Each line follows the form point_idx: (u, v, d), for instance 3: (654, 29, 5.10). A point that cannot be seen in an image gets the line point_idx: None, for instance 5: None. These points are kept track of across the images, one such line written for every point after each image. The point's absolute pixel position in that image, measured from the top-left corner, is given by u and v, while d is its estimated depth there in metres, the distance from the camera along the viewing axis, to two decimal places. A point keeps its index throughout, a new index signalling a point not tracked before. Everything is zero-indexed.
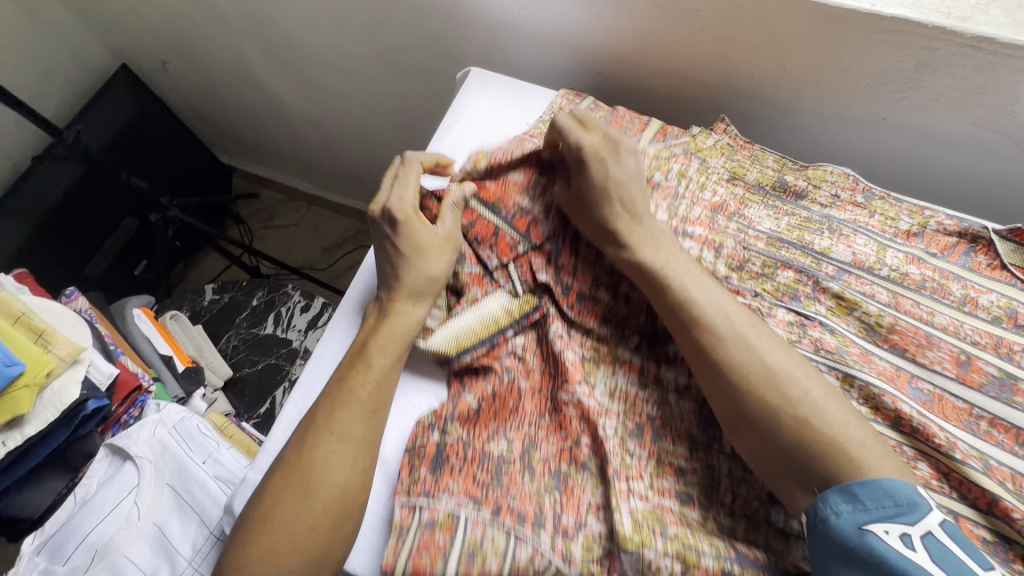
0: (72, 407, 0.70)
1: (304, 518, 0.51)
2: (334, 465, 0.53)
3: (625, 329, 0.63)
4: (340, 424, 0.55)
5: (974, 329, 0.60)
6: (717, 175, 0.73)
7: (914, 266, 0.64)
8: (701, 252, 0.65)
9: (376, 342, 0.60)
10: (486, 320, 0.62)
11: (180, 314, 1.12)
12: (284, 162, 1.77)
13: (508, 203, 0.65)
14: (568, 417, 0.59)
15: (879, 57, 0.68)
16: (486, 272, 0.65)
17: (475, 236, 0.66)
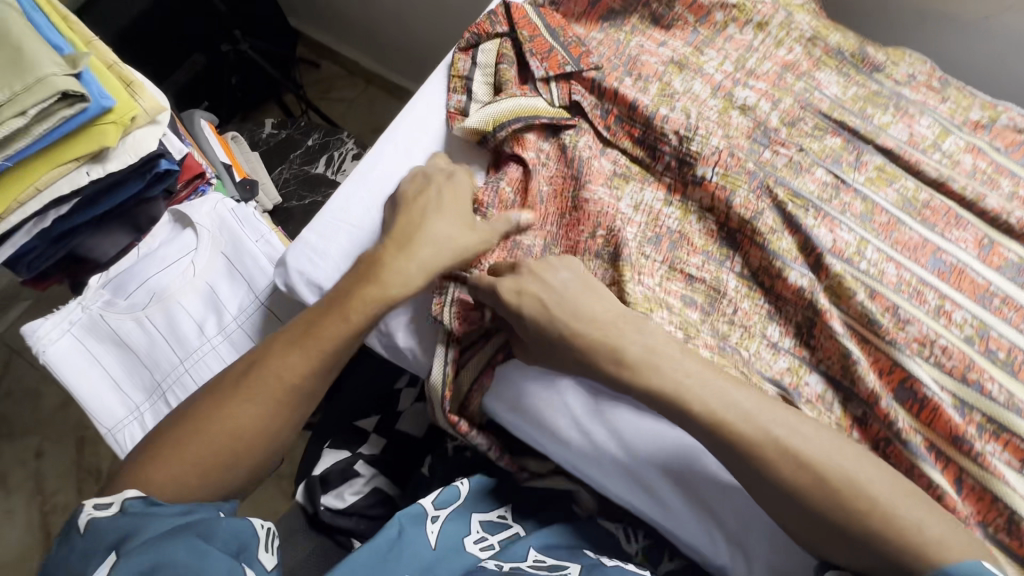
0: (146, 160, 0.76)
1: (227, 454, 0.57)
2: (253, 417, 0.58)
3: (659, 146, 0.68)
4: (289, 367, 0.59)
5: (1019, 219, 0.63)
6: (799, 32, 0.74)
7: (970, 155, 0.67)
8: (758, 101, 0.70)
9: (355, 295, 0.61)
10: (523, 106, 0.70)
11: (241, 138, 1.17)
12: (351, 33, 1.78)
13: (568, 34, 0.74)
14: (586, 213, 0.65)
15: None
16: (530, 81, 0.72)
17: (531, 50, 0.73)
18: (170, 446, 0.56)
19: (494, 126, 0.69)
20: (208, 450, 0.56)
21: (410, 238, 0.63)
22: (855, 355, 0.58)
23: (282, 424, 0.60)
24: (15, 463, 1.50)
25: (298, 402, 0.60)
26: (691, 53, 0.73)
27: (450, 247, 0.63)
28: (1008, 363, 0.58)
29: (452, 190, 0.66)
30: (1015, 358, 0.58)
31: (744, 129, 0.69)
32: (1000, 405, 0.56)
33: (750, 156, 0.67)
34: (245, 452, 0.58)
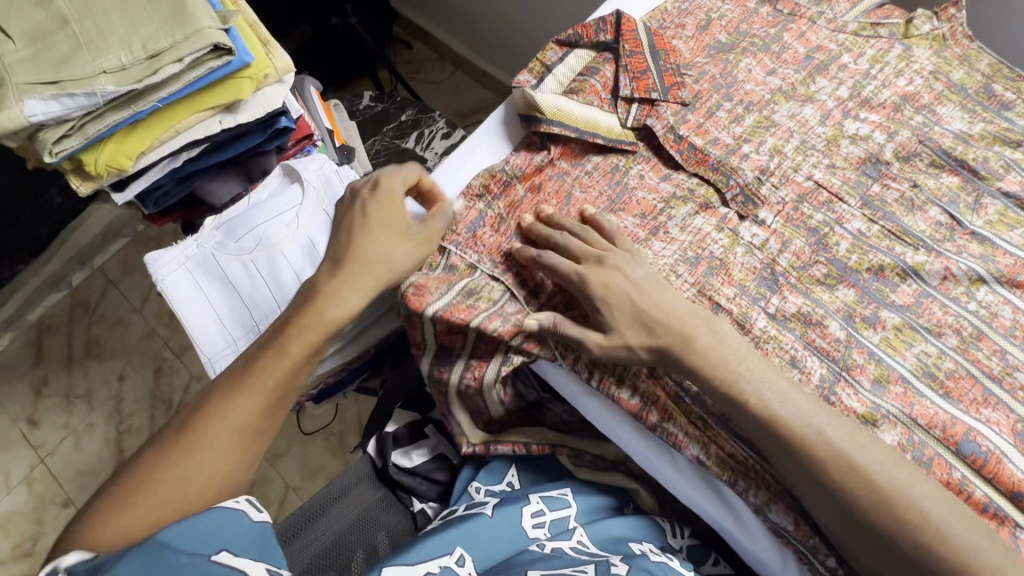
0: (270, 116, 0.81)
1: (174, 502, 0.50)
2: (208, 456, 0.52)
3: (731, 177, 0.65)
4: (232, 406, 0.54)
5: None
6: (919, 65, 0.69)
7: None
8: (871, 133, 0.66)
9: (297, 326, 0.59)
10: (590, 119, 0.68)
11: (341, 106, 1.23)
12: (448, 16, 1.82)
13: (670, 58, 0.71)
14: None
15: None
16: (613, 96, 0.70)
17: (627, 65, 0.70)
18: (103, 511, 0.48)
19: (553, 119, 0.67)
20: (154, 506, 0.49)
21: (359, 257, 0.62)
22: (935, 405, 0.56)
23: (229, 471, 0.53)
24: (98, 382, 1.64)
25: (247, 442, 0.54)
26: (802, 81, 0.69)
27: (385, 266, 0.62)
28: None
29: (383, 201, 0.65)
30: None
31: (854, 159, 0.65)
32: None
33: (856, 188, 0.64)
34: (197, 492, 0.51)
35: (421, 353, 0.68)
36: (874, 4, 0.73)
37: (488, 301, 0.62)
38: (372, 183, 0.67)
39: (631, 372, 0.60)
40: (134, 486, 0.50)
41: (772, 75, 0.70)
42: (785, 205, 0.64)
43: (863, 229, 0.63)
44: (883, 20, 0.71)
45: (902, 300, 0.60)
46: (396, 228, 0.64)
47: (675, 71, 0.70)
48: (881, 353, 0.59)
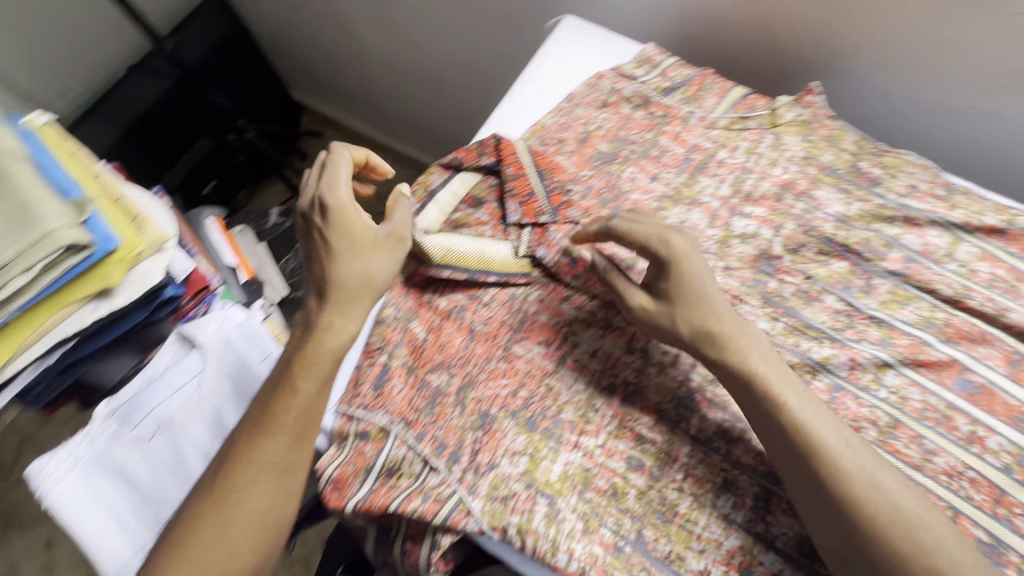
0: (153, 289, 0.76)
1: (226, 545, 0.55)
2: (251, 497, 0.56)
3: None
4: (262, 448, 0.56)
5: None
6: (791, 153, 0.71)
7: (986, 263, 0.64)
8: (758, 230, 0.67)
9: (302, 365, 0.59)
10: (480, 254, 0.66)
11: (248, 230, 1.16)
12: (354, 105, 1.77)
13: (555, 176, 0.70)
14: (516, 368, 0.63)
15: (1002, 42, 0.63)
16: (504, 221, 0.69)
17: (511, 188, 0.68)
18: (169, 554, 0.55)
19: (442, 263, 0.65)
20: (207, 553, 0.54)
21: (340, 283, 0.60)
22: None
23: (267, 513, 0.56)
24: (22, 555, 1.47)
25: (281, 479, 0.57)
26: (684, 184, 0.70)
27: (374, 286, 0.62)
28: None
29: (340, 225, 0.61)
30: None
31: (748, 257, 0.66)
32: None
33: (755, 287, 0.65)
34: (242, 539, 0.55)
35: (364, 537, 0.66)
36: (739, 95, 0.75)
37: (409, 477, 0.59)
38: (316, 209, 0.62)
39: (566, 531, 0.55)
40: (194, 531, 0.55)
41: (656, 180, 0.70)
42: None
43: (770, 328, 0.63)
44: (750, 112, 0.73)
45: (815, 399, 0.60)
46: (359, 241, 0.61)
47: (562, 190, 0.69)
48: None
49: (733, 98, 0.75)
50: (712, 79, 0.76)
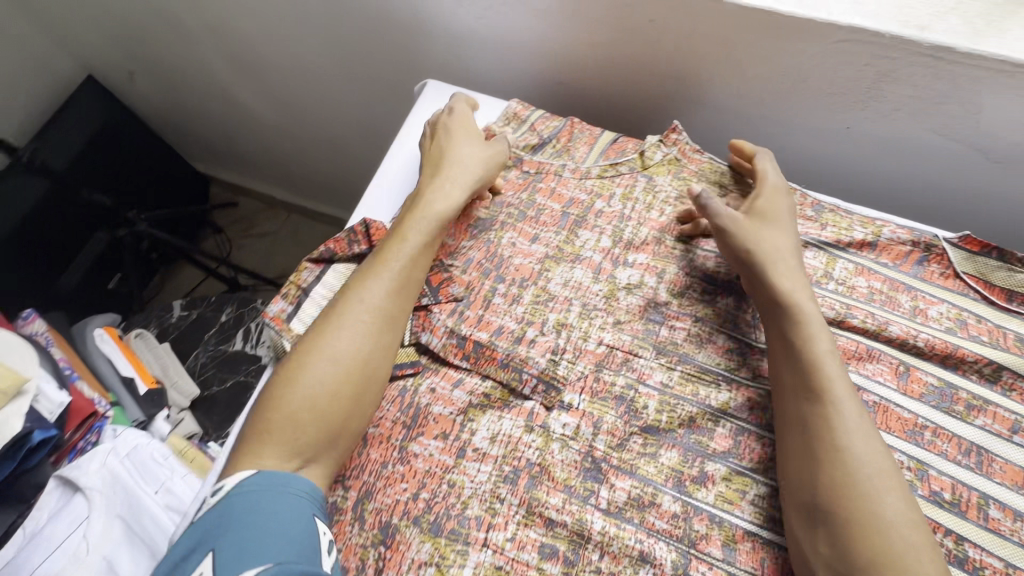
0: (13, 440, 0.70)
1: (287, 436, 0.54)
2: (310, 400, 0.56)
3: (524, 369, 0.62)
4: (331, 349, 0.58)
5: (930, 338, 0.63)
6: (665, 194, 0.71)
7: (862, 277, 0.67)
8: (642, 278, 0.67)
9: (365, 278, 0.61)
10: None
11: (148, 333, 1.10)
12: (258, 172, 1.68)
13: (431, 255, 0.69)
14: (415, 469, 0.59)
15: (839, 67, 0.65)
16: None
17: None
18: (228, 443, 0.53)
19: None
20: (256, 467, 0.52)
21: (403, 232, 0.64)
22: (783, 550, 0.55)
23: (313, 407, 0.56)
24: None
25: (329, 414, 0.56)
26: (565, 241, 0.69)
27: (447, 209, 0.66)
28: (955, 504, 0.56)
29: (436, 151, 0.70)
30: (961, 497, 0.56)
31: (635, 308, 0.65)
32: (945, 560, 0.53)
33: (646, 339, 0.64)
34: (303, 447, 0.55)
35: None
36: (608, 141, 0.75)
37: None
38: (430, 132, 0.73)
39: None
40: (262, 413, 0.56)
41: (536, 241, 0.69)
42: (586, 380, 0.62)
43: (666, 381, 0.62)
44: (619, 158, 0.73)
45: (719, 447, 0.59)
46: (439, 165, 0.69)
47: (440, 268, 0.68)
48: (721, 513, 0.56)
49: (601, 146, 0.75)
50: (580, 128, 0.76)
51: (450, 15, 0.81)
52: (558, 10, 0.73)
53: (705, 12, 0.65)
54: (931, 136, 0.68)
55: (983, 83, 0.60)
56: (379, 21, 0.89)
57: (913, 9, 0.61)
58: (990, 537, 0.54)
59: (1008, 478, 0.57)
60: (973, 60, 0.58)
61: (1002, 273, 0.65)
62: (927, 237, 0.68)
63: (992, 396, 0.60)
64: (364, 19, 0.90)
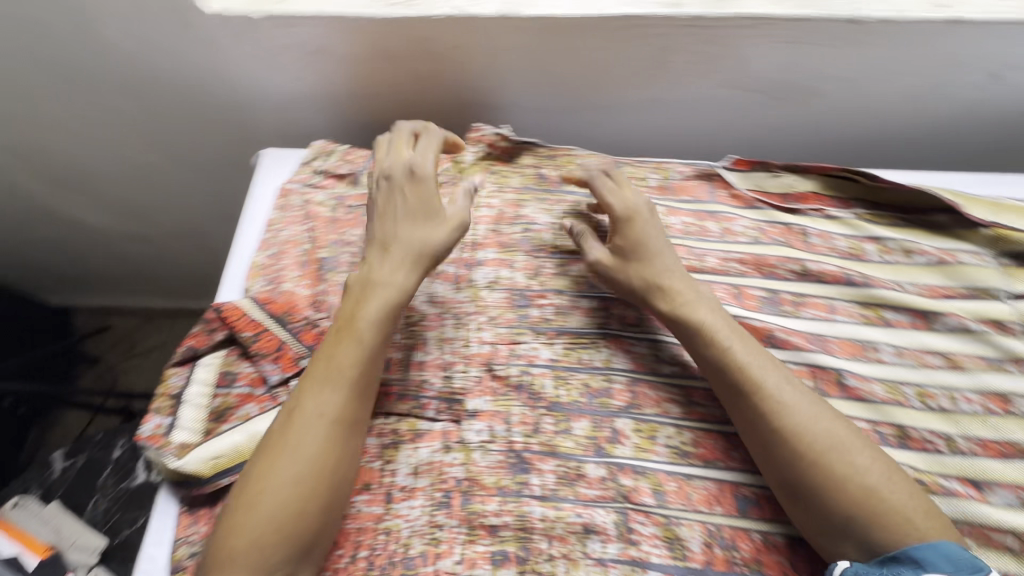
0: None
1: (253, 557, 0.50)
2: (270, 517, 0.51)
3: (422, 394, 0.64)
4: (282, 471, 0.53)
5: (740, 257, 0.71)
6: (485, 190, 0.76)
7: (674, 216, 0.74)
8: (498, 273, 0.71)
9: (313, 386, 0.56)
10: (256, 437, 0.60)
11: (29, 498, 0.97)
12: (121, 286, 1.54)
13: (298, 315, 0.67)
14: (346, 531, 0.58)
15: (626, 50, 0.73)
16: (267, 388, 0.64)
17: (259, 349, 0.65)
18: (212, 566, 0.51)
19: (216, 472, 0.58)
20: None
21: (346, 329, 0.58)
22: (702, 479, 0.60)
23: (280, 525, 0.51)
24: None
25: (292, 530, 0.51)
26: None
27: (386, 304, 0.60)
28: (818, 387, 0.64)
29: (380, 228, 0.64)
30: (821, 379, 0.64)
31: (501, 301, 0.69)
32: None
33: (522, 325, 0.68)
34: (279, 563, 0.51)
35: None
36: None
37: None
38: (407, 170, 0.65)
39: None
40: (227, 536, 0.51)
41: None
42: (485, 382, 0.65)
43: (553, 354, 0.66)
44: (433, 171, 0.77)
45: (619, 403, 0.64)
46: (385, 254, 0.62)
47: (309, 324, 0.66)
48: (642, 463, 0.61)
49: None
50: None
51: (265, 81, 0.81)
52: (367, 54, 0.75)
53: (496, 27, 0.70)
54: (722, 90, 0.78)
55: (740, 38, 0.70)
56: (197, 102, 0.87)
57: None
58: (852, 404, 0.63)
59: (845, 352, 0.66)
60: (724, 21, 0.68)
61: (772, 181, 0.76)
62: (706, 168, 0.77)
63: (807, 288, 0.69)
64: (181, 103, 0.88)
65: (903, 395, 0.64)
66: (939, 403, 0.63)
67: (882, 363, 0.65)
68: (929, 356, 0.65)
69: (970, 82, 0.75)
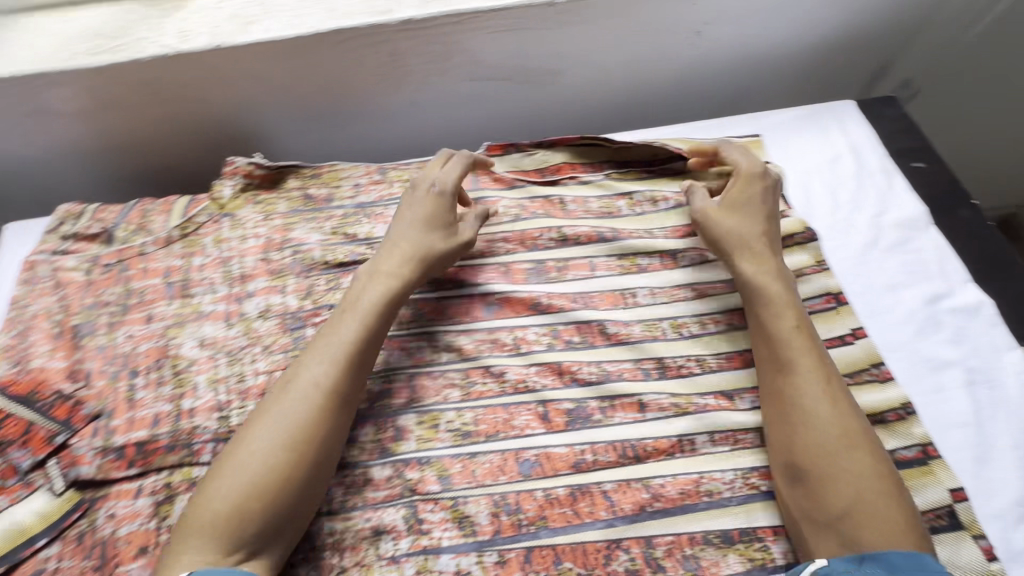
0: None
1: (219, 509, 0.52)
2: (235, 481, 0.53)
3: (195, 441, 0.61)
4: (261, 434, 0.56)
5: (505, 235, 0.75)
6: (251, 222, 0.76)
7: None
8: (269, 300, 0.70)
9: (307, 358, 0.60)
10: (8, 532, 0.56)
11: None
12: None
13: (47, 392, 0.63)
14: None
15: (357, 61, 0.75)
16: (18, 476, 0.59)
17: (4, 438, 0.60)
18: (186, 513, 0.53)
19: None
20: (207, 516, 0.52)
21: (356, 304, 0.63)
22: (486, 454, 0.62)
23: (260, 494, 0.53)
24: None
25: (259, 492, 0.53)
26: (181, 306, 0.70)
27: (381, 297, 0.64)
28: (584, 340, 0.69)
29: (392, 249, 0.67)
30: (586, 332, 0.69)
31: (274, 328, 0.68)
32: (597, 383, 0.66)
33: (297, 347, 0.67)
34: (240, 518, 0.52)
35: None
36: (184, 203, 0.78)
37: None
38: (438, 200, 0.69)
39: None
40: (209, 481, 0.55)
41: (151, 320, 0.69)
42: None
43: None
44: (193, 212, 0.76)
45: (400, 400, 0.65)
46: (393, 252, 0.67)
47: (62, 398, 0.63)
48: (426, 453, 0.62)
49: (180, 209, 0.77)
50: (151, 201, 0.78)
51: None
52: (91, 104, 0.73)
53: (213, 59, 0.70)
54: (468, 83, 0.82)
55: (458, 34, 0.74)
56: None
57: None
58: (615, 349, 0.68)
59: (607, 303, 0.71)
60: (434, 21, 0.71)
61: (527, 159, 0.81)
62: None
63: (569, 252, 0.74)
64: None
65: (660, 329, 0.69)
66: (691, 330, 0.70)
67: (640, 305, 0.71)
68: (680, 290, 0.72)
69: (683, 39, 0.82)
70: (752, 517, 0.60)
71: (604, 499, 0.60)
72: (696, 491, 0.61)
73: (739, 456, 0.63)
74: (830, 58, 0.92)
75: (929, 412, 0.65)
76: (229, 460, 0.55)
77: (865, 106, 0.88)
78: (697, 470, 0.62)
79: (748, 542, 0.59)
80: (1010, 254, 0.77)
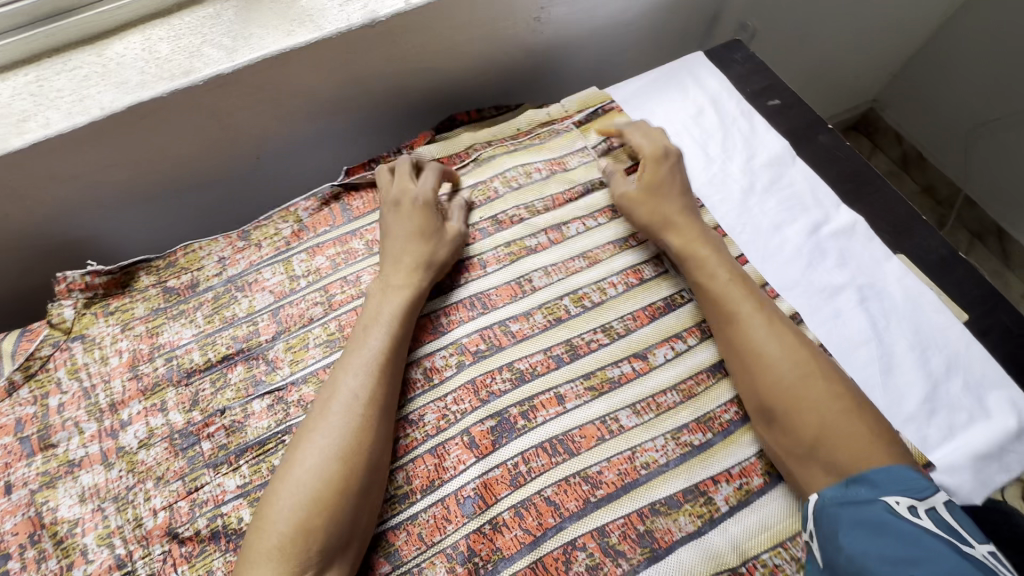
0: None
1: (286, 529, 0.51)
2: (297, 500, 0.52)
3: None
4: (317, 448, 0.55)
5: None
6: (107, 338, 0.67)
7: (318, 255, 0.71)
8: (150, 424, 0.62)
9: (342, 373, 0.59)
10: None
11: None
12: None
13: None
14: None
15: (173, 130, 0.66)
16: None
17: None
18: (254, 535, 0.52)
19: None
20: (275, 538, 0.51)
21: (375, 316, 0.62)
22: (425, 512, 0.58)
23: (320, 511, 0.52)
24: None
25: (321, 511, 0.52)
26: (45, 460, 0.60)
27: (399, 300, 0.64)
28: (491, 344, 0.66)
29: (397, 259, 0.66)
30: (491, 337, 0.66)
31: (164, 454, 0.61)
32: (513, 389, 0.63)
33: (196, 467, 0.60)
34: (304, 540, 0.50)
35: None
36: (12, 347, 0.66)
37: None
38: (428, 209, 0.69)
39: None
40: (272, 499, 0.53)
41: (11, 490, 0.58)
42: (171, 555, 0.56)
43: (239, 480, 0.59)
44: (30, 350, 0.65)
45: None
46: (399, 265, 0.66)
47: None
48: None
49: (11, 351, 0.65)
50: None
51: None
52: None
53: None
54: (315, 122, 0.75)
55: (280, 78, 0.67)
56: None
57: (172, 59, 0.63)
58: (524, 344, 0.66)
59: (506, 297, 0.68)
60: (247, 70, 0.63)
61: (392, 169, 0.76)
62: (328, 191, 0.76)
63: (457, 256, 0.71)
64: None
65: (562, 309, 0.68)
66: (593, 299, 0.69)
67: (538, 290, 0.69)
68: (574, 262, 0.71)
69: (525, 27, 0.79)
70: (692, 473, 0.60)
71: (549, 506, 0.58)
72: (632, 467, 0.60)
73: (664, 418, 0.62)
74: (672, 11, 0.93)
75: (833, 338, 0.69)
76: (284, 482, 0.53)
77: (715, 55, 0.89)
78: (629, 447, 0.61)
79: (693, 500, 0.58)
80: (867, 167, 0.81)
